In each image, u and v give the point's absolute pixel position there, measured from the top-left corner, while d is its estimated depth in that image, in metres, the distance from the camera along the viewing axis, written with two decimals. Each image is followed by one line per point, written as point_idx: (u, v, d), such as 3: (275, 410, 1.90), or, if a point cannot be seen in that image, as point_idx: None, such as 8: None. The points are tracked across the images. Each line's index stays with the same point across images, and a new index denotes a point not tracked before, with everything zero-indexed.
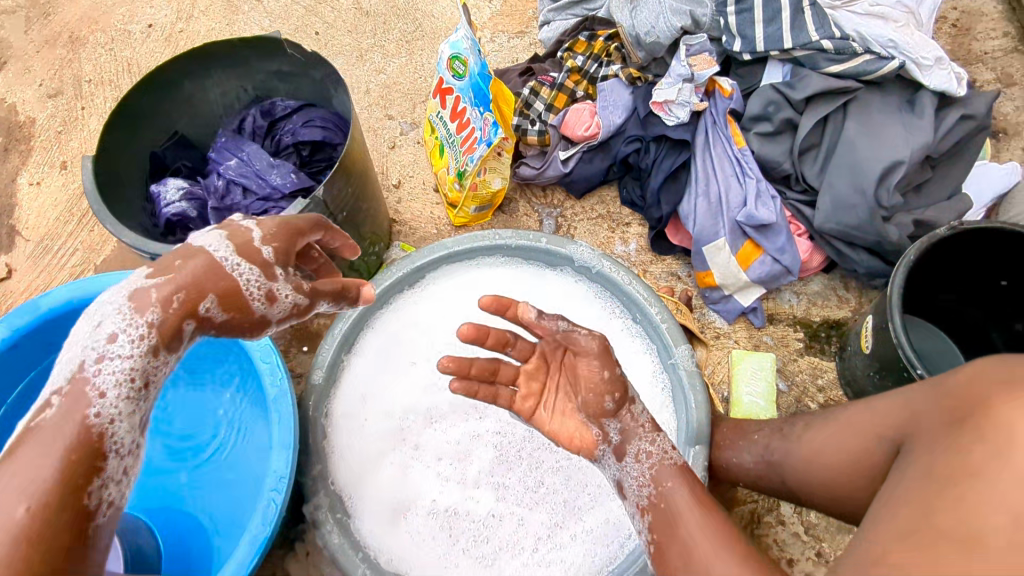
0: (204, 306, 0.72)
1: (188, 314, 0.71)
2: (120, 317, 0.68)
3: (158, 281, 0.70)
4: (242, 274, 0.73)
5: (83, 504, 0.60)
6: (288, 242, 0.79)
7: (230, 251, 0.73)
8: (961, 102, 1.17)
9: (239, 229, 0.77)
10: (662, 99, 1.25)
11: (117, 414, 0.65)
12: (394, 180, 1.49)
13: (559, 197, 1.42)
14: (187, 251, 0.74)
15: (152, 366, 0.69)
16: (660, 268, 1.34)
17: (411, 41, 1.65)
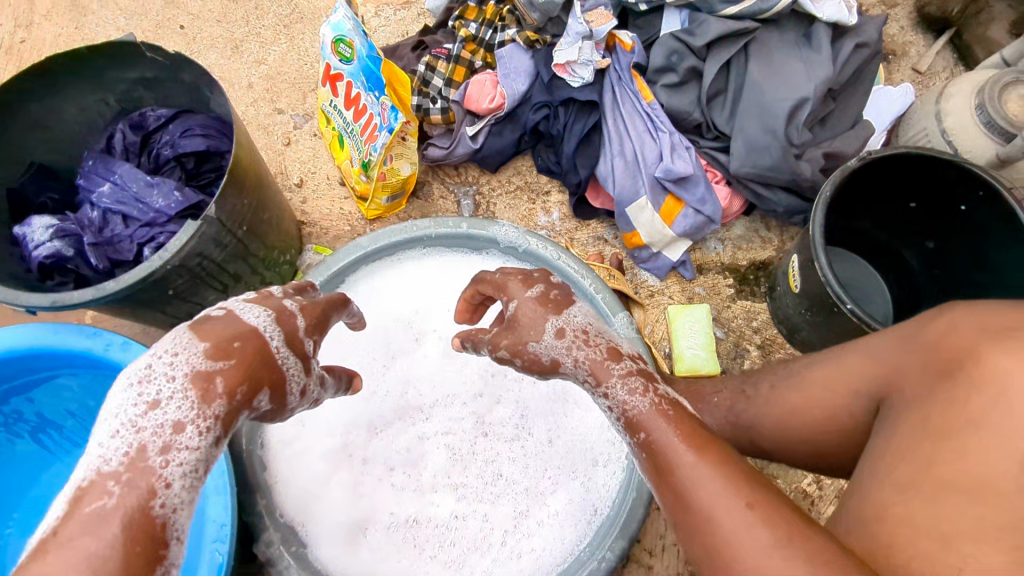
0: (259, 401, 0.63)
1: (246, 404, 0.62)
2: (184, 404, 0.58)
3: (226, 367, 0.61)
4: (288, 368, 0.66)
5: None
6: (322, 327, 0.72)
7: (282, 340, 0.65)
8: (855, 30, 1.17)
9: (282, 309, 0.68)
10: (563, 60, 1.20)
11: (181, 503, 0.56)
12: (295, 179, 1.39)
13: (473, 174, 1.36)
14: (247, 332, 0.63)
15: (216, 458, 0.60)
16: (586, 234, 1.32)
17: (289, 25, 1.52)
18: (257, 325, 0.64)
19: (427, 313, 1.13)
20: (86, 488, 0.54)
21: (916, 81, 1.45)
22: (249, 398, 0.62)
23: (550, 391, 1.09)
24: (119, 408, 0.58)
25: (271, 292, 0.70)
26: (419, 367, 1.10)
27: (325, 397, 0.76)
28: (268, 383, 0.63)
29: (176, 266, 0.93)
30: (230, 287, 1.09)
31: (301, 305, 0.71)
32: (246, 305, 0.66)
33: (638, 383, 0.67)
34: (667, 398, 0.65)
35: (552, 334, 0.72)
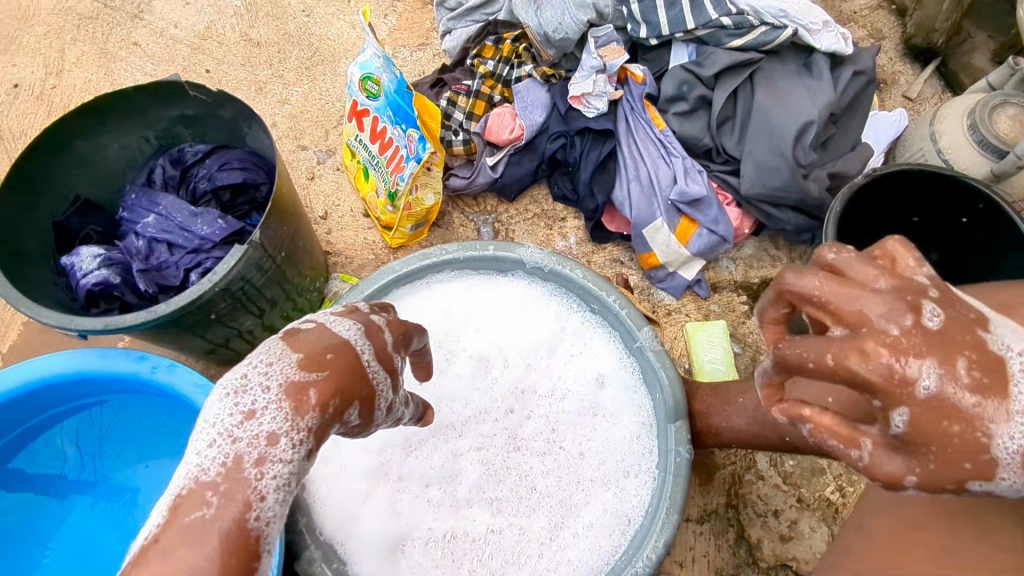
0: (348, 414, 0.66)
1: (339, 418, 0.65)
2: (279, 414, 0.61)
3: (319, 379, 0.64)
4: (377, 382, 0.69)
5: None
6: (404, 345, 0.76)
7: (372, 353, 0.69)
8: (851, 59, 1.25)
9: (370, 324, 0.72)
10: (579, 92, 1.27)
11: (274, 515, 0.58)
12: (321, 211, 1.44)
13: (491, 203, 1.41)
14: (339, 345, 0.67)
15: (306, 471, 0.62)
16: (603, 256, 1.37)
17: (310, 67, 1.59)
18: (348, 338, 0.68)
19: (457, 333, 1.17)
20: (186, 496, 0.56)
21: (907, 108, 1.55)
22: (340, 412, 0.65)
23: (579, 405, 1.13)
24: (216, 418, 0.61)
25: (358, 308, 0.74)
26: (450, 386, 1.13)
27: (404, 416, 0.79)
28: (357, 396, 0.66)
29: (224, 289, 0.96)
30: (266, 312, 1.13)
31: (387, 321, 0.75)
32: (337, 318, 0.70)
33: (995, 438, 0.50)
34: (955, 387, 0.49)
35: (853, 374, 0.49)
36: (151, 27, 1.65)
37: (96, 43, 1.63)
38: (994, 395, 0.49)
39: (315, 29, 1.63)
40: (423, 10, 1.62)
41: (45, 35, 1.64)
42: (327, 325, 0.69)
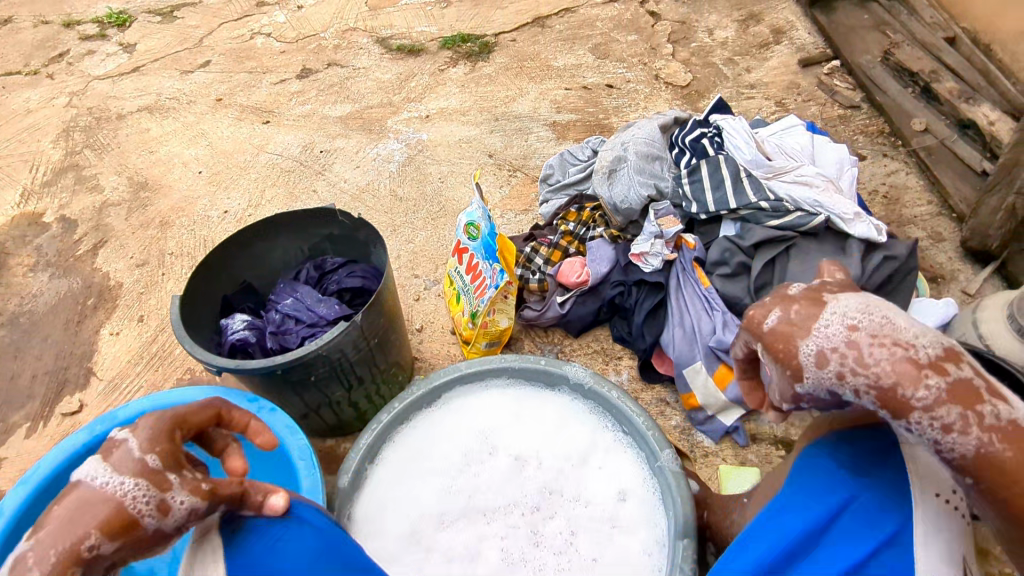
0: (127, 431, 0.69)
1: (164, 452, 0.68)
2: (97, 471, 0.65)
3: (37, 539, 0.62)
4: (136, 501, 0.64)
5: (164, 438, 0.70)
6: (172, 441, 0.70)
7: (110, 476, 0.65)
8: (884, 246, 1.41)
9: (115, 450, 0.67)
10: (638, 251, 1.52)
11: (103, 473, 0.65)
12: (418, 324, 1.74)
13: (558, 335, 1.66)
14: (87, 497, 0.64)
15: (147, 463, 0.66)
16: (650, 395, 1.54)
17: (435, 218, 2.01)
18: (81, 478, 0.65)
19: (502, 434, 1.34)
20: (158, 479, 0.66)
21: (965, 301, 1.64)
22: (166, 459, 0.68)
23: (600, 514, 1.21)
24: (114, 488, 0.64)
25: (154, 484, 0.66)
26: (488, 477, 1.28)
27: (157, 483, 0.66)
28: (131, 450, 0.67)
29: (327, 352, 1.25)
30: (355, 387, 1.40)
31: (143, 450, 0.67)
32: (82, 463, 0.67)
33: (954, 418, 0.61)
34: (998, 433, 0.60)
35: (807, 370, 0.67)
36: (328, 181, 2.19)
37: (288, 188, 2.19)
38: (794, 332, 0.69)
39: (446, 192, 2.08)
40: (531, 186, 2.05)
41: (256, 181, 2.23)
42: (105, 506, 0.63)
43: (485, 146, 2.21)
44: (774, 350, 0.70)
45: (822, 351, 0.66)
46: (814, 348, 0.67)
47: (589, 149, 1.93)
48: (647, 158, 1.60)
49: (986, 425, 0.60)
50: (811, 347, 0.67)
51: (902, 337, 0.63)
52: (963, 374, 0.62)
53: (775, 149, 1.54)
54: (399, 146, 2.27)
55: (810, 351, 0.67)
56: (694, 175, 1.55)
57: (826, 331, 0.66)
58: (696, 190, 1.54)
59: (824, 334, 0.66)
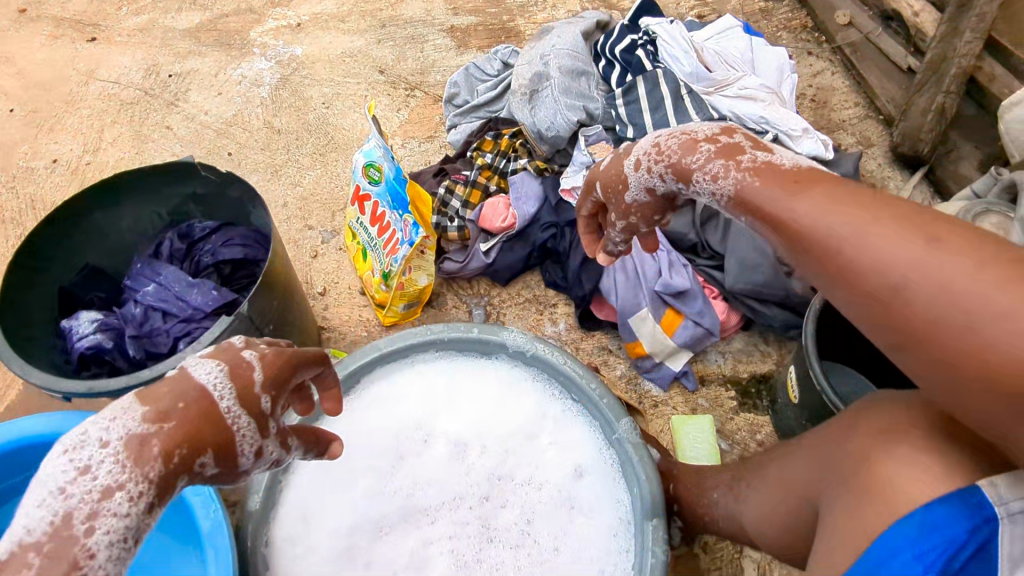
0: (251, 356, 0.71)
1: (272, 389, 0.71)
2: (219, 378, 0.67)
3: (163, 430, 0.62)
4: (240, 429, 0.67)
5: (275, 377, 0.72)
6: (284, 375, 0.73)
7: (234, 399, 0.67)
8: (831, 163, 1.31)
9: (242, 362, 0.70)
10: (569, 185, 1.34)
11: (224, 393, 0.66)
12: (320, 287, 1.49)
13: (484, 286, 1.49)
14: (199, 399, 0.65)
15: (262, 403, 0.69)
16: (592, 343, 1.42)
17: (324, 153, 1.70)
18: (203, 386, 0.66)
19: (437, 416, 1.17)
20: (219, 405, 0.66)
21: None
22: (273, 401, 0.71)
23: (556, 496, 1.10)
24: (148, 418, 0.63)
25: (263, 415, 0.69)
26: (427, 469, 1.12)
27: (269, 420, 0.70)
28: (254, 381, 0.69)
29: None
30: None
31: (262, 368, 0.71)
32: (202, 362, 0.68)
33: (718, 168, 0.77)
34: (749, 169, 0.74)
35: (632, 177, 0.87)
36: (183, 113, 1.79)
37: (133, 126, 1.77)
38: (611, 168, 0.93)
39: (333, 120, 1.76)
40: (433, 107, 1.77)
41: (90, 118, 1.80)
42: (220, 421, 0.65)
43: (373, 60, 1.87)
44: (605, 185, 0.93)
45: (642, 160, 0.86)
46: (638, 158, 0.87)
47: (498, 62, 1.67)
48: (571, 74, 1.38)
49: (741, 167, 0.75)
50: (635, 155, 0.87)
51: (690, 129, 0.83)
52: (730, 140, 0.79)
53: (714, 58, 1.36)
54: (267, 64, 1.88)
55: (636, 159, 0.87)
56: (629, 95, 1.32)
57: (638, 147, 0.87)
58: (632, 112, 1.32)
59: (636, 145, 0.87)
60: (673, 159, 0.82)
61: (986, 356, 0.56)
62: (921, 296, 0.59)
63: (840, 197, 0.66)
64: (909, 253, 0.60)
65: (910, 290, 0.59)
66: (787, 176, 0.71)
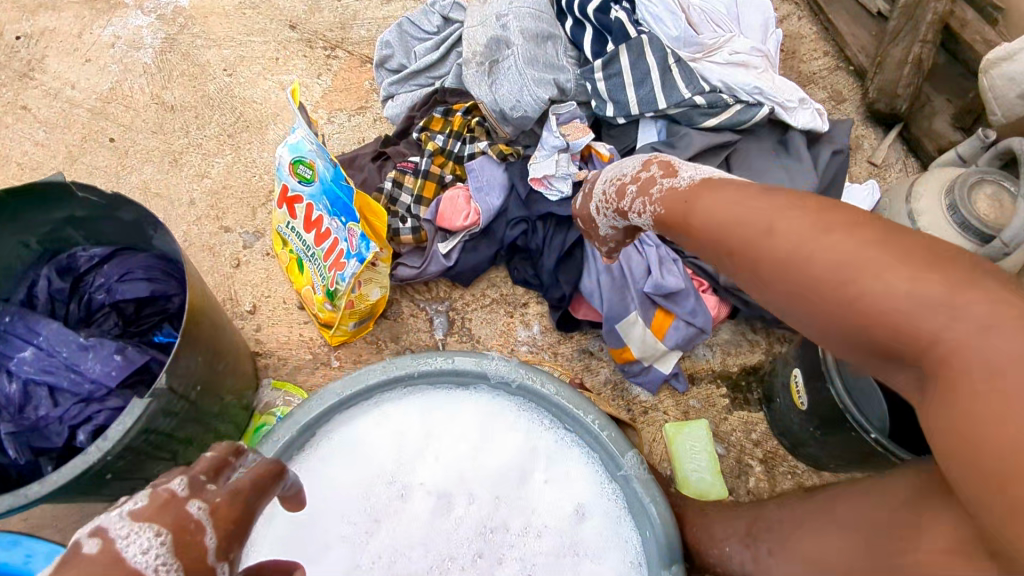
0: (196, 505, 0.52)
1: (230, 550, 0.52)
2: (157, 556, 0.48)
3: None
4: None
5: (235, 530, 0.53)
6: (242, 523, 0.54)
7: None
8: (828, 136, 1.18)
9: (187, 519, 0.51)
10: (540, 174, 1.15)
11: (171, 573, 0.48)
12: (248, 304, 1.26)
13: (444, 288, 1.31)
14: None
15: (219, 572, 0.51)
16: (571, 346, 1.28)
17: (233, 134, 1.41)
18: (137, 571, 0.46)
19: (411, 463, 1.01)
20: None
21: (872, 173, 1.52)
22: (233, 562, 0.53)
23: (558, 544, 0.97)
24: None
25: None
26: (407, 528, 0.97)
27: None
28: (206, 549, 0.51)
29: (118, 454, 0.77)
30: (180, 453, 0.94)
31: (216, 514, 0.52)
32: (131, 528, 0.48)
33: (639, 204, 0.88)
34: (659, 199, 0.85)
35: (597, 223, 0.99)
36: (43, 87, 1.43)
37: None
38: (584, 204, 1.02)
39: (239, 91, 1.46)
40: (361, 71, 1.50)
41: None
42: None
43: (280, 13, 1.56)
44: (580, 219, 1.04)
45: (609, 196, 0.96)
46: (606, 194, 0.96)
47: (437, 15, 1.41)
48: (536, 39, 1.16)
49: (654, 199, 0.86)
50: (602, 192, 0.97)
51: (622, 173, 0.94)
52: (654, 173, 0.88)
53: (699, 16, 1.19)
54: (145, 18, 1.52)
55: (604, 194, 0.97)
56: (609, 66, 1.13)
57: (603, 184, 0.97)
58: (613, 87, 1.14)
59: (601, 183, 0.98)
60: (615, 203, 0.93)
61: (835, 298, 0.59)
62: (773, 260, 0.65)
63: (747, 197, 0.71)
64: (753, 235, 0.68)
65: (766, 262, 0.66)
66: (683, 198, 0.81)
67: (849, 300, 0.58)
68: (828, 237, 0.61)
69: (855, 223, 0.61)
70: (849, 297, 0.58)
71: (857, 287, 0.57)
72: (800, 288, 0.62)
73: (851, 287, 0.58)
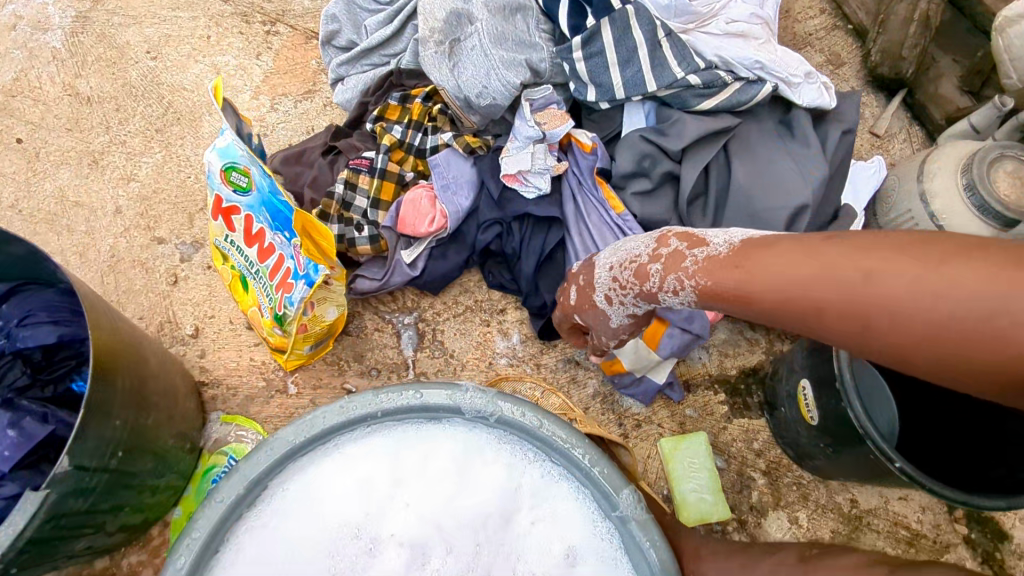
0: None
1: None
2: None
3: None
4: None
5: None
6: None
7: None
8: (835, 114, 1.04)
9: None
10: (514, 169, 1.00)
11: None
12: (190, 327, 1.12)
13: (411, 297, 1.17)
14: None
15: None
16: (554, 356, 1.16)
17: (161, 129, 1.24)
18: None
19: (382, 514, 0.80)
20: None
21: (874, 145, 1.39)
22: None
23: None
24: None
25: None
26: None
27: None
28: None
29: (20, 553, 0.63)
30: (107, 523, 0.80)
31: None
32: None
33: (674, 283, 0.73)
34: (694, 272, 0.71)
35: (610, 312, 0.82)
36: None
37: None
38: (585, 291, 0.85)
39: (166, 77, 1.28)
40: (306, 48, 1.32)
41: None
42: None
43: None
44: (580, 309, 0.86)
45: (612, 286, 0.80)
46: (608, 281, 0.81)
47: None
48: (503, 12, 1.00)
49: (693, 272, 0.72)
50: (605, 279, 0.81)
51: (632, 254, 0.79)
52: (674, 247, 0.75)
53: None
54: None
55: (606, 283, 0.81)
56: (590, 45, 0.98)
57: (602, 274, 0.82)
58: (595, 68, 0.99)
59: (601, 272, 0.82)
60: (636, 287, 0.77)
61: (980, 335, 0.52)
62: (890, 312, 0.56)
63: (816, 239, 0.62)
64: (848, 287, 0.58)
65: (877, 314, 0.57)
66: (729, 263, 0.68)
67: (1000, 338, 0.51)
68: (948, 267, 0.53)
69: (955, 244, 0.55)
70: (1003, 336, 0.51)
71: (1015, 321, 0.50)
72: (922, 331, 0.55)
73: (1007, 323, 0.50)
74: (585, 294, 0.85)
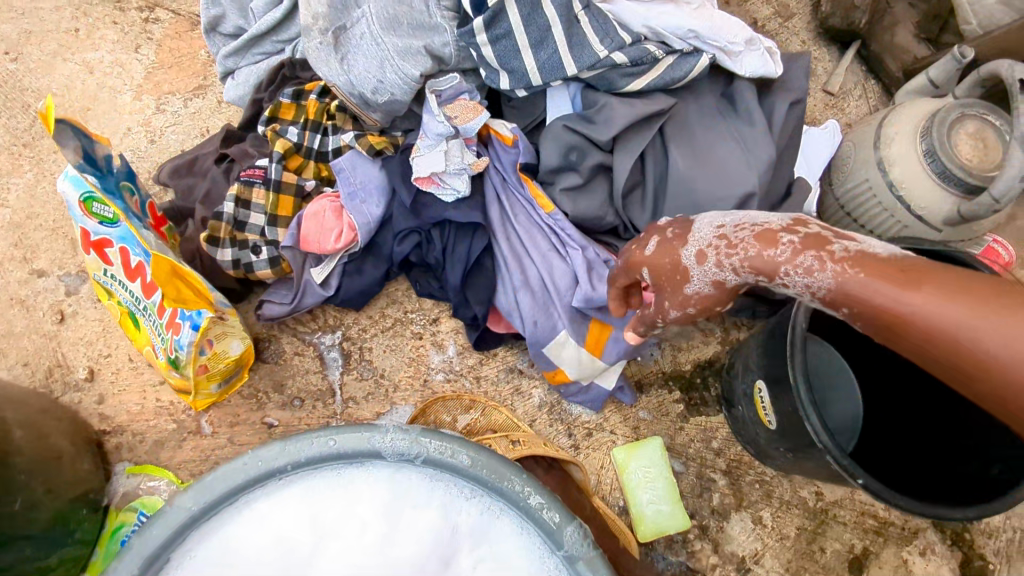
0: None
1: None
2: None
3: None
4: None
5: None
6: None
7: None
8: (781, 83, 0.94)
9: None
10: (426, 171, 0.88)
11: None
12: (83, 369, 1.00)
13: (333, 314, 1.06)
14: None
15: None
16: (495, 366, 1.06)
17: (30, 143, 1.09)
18: None
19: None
20: None
21: (828, 103, 1.28)
22: None
23: None
24: None
25: None
26: None
27: None
28: None
29: None
30: None
31: None
32: None
33: (811, 260, 0.62)
34: (849, 260, 0.61)
35: (694, 271, 0.68)
36: None
37: None
38: (667, 252, 0.71)
39: (31, 81, 1.12)
40: (191, 36, 1.16)
41: None
42: None
43: None
44: (656, 267, 0.72)
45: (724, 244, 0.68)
46: (720, 238, 0.68)
47: None
48: None
49: (838, 258, 0.61)
50: (712, 233, 0.69)
51: (761, 220, 0.68)
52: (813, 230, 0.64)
53: None
54: None
55: (712, 237, 0.68)
56: (496, 25, 0.84)
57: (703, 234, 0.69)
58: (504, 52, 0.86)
59: (703, 230, 0.70)
60: (752, 252, 0.65)
61: None
62: None
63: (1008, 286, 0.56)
64: None
65: None
66: (889, 266, 0.59)
67: None
68: None
69: None
70: None
71: None
72: None
73: None
74: (665, 249, 0.71)
